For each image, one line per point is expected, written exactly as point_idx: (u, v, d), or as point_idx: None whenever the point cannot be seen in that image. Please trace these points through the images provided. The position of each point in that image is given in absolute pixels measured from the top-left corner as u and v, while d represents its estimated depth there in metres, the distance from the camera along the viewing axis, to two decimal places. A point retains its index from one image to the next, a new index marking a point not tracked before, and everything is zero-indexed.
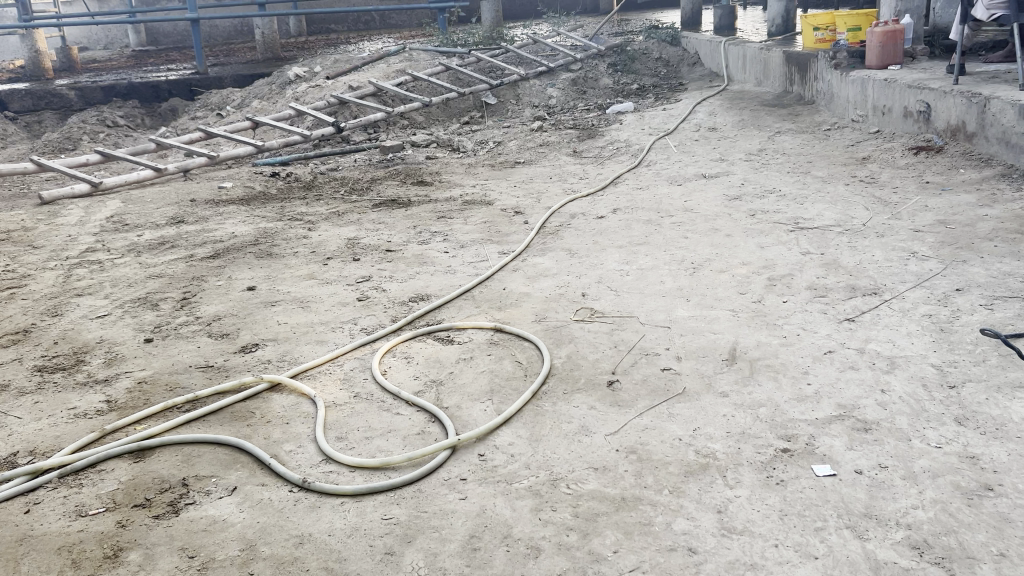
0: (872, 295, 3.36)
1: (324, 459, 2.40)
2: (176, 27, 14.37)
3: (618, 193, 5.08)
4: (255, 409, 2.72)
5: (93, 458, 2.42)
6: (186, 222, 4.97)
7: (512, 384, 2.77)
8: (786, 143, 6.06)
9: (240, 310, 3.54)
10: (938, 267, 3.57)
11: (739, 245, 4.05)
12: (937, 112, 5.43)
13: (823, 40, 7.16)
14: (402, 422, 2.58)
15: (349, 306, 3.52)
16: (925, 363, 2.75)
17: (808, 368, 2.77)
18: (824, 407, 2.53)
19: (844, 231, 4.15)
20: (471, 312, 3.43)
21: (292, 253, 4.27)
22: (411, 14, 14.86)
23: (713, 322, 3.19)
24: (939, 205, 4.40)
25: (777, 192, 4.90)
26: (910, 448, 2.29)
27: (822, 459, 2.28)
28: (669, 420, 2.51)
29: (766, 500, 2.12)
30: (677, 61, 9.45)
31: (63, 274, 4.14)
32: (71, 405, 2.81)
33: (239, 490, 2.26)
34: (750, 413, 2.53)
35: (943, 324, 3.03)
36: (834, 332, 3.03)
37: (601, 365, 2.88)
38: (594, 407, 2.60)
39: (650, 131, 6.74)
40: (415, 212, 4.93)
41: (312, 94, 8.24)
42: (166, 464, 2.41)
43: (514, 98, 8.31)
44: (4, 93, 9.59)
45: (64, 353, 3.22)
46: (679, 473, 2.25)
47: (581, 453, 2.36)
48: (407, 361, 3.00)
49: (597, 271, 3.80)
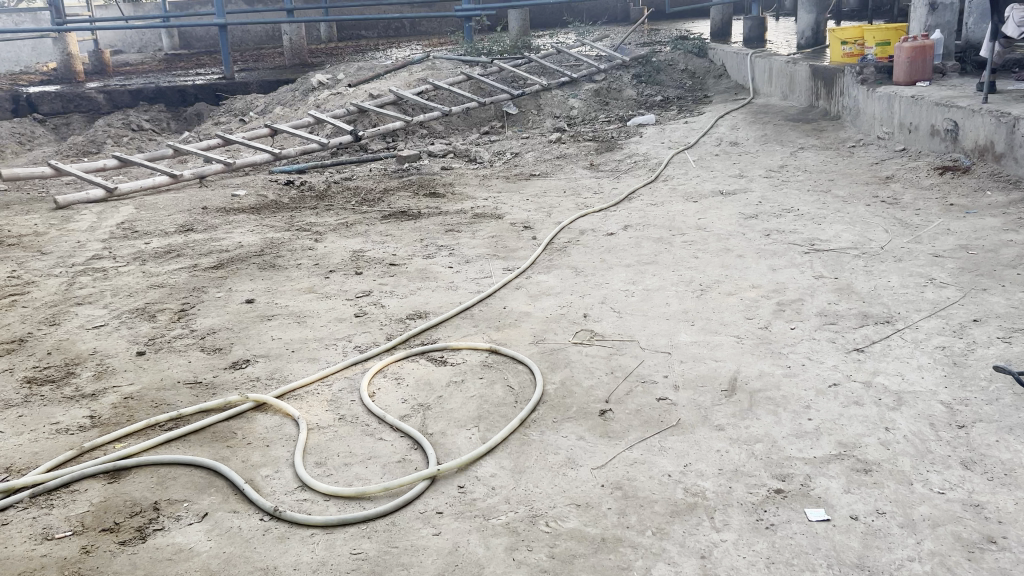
0: (884, 323, 3.23)
1: (300, 486, 2.33)
2: (208, 32, 14.55)
3: (631, 209, 4.98)
4: (237, 430, 2.66)
5: (67, 478, 2.38)
6: (194, 231, 4.95)
7: (501, 411, 2.68)
8: (808, 159, 5.92)
9: (236, 324, 3.49)
10: (956, 295, 3.44)
11: (750, 267, 3.93)
12: (965, 131, 5.27)
13: (850, 54, 6.98)
14: (384, 448, 2.50)
15: (345, 322, 3.46)
16: (934, 400, 2.62)
17: (811, 403, 2.65)
18: (824, 445, 2.42)
19: (860, 254, 4.02)
20: (468, 331, 3.35)
21: (295, 265, 4.22)
22: (440, 21, 14.87)
23: (716, 348, 3.08)
24: (961, 228, 4.26)
25: (795, 211, 4.77)
26: (911, 493, 2.17)
27: (816, 502, 2.16)
28: (660, 454, 2.41)
29: (754, 545, 2.02)
30: (703, 73, 9.33)
31: (67, 282, 4.12)
32: (54, 419, 2.77)
33: (210, 517, 2.20)
34: (745, 449, 2.42)
35: (957, 357, 2.90)
36: (840, 363, 2.91)
37: (595, 392, 2.78)
38: (583, 438, 2.50)
39: (670, 145, 6.62)
40: (424, 224, 4.88)
41: (332, 102, 8.23)
42: (141, 486, 2.36)
43: (535, 109, 8.23)
44: (34, 95, 9.70)
45: (56, 365, 3.19)
46: (665, 513, 2.14)
47: (565, 487, 2.27)
48: (397, 383, 2.92)
49: (601, 291, 3.71)
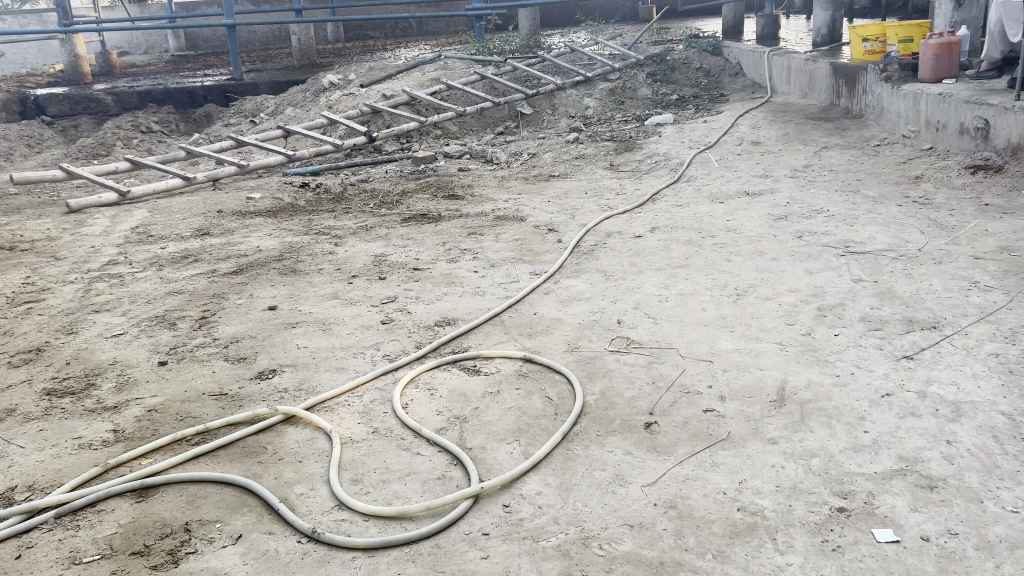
0: (931, 329, 3.12)
1: (337, 505, 2.22)
2: (214, 33, 14.51)
3: (656, 210, 4.87)
4: (267, 445, 2.55)
5: (93, 497, 2.27)
6: (211, 235, 4.85)
7: (541, 424, 2.57)
8: (833, 158, 5.81)
9: (259, 332, 3.39)
10: (1003, 299, 3.32)
11: (786, 270, 3.82)
12: (997, 129, 5.16)
13: (872, 51, 6.84)
14: (423, 464, 2.40)
15: (372, 330, 3.35)
16: (994, 411, 2.51)
17: (865, 414, 2.54)
18: (884, 459, 2.31)
19: (898, 256, 3.91)
20: (500, 339, 3.24)
21: (317, 270, 4.11)
22: (448, 21, 14.78)
23: (759, 356, 2.97)
24: (1000, 229, 4.14)
25: (826, 212, 4.66)
26: (983, 512, 2.06)
27: (883, 522, 2.05)
28: (712, 470, 2.30)
29: (822, 569, 1.91)
30: (718, 71, 9.20)
31: (83, 288, 4.03)
32: (76, 434, 2.67)
33: (244, 540, 2.10)
34: (801, 464, 2.31)
35: (1013, 365, 2.78)
36: (891, 372, 2.80)
37: (637, 404, 2.67)
38: (630, 453, 2.40)
39: (690, 144, 6.50)
40: (445, 228, 4.77)
41: (345, 102, 8.14)
42: (170, 505, 2.25)
43: (550, 108, 8.12)
44: (42, 97, 9.62)
45: (75, 376, 3.09)
46: (724, 534, 2.04)
47: (616, 507, 2.16)
48: (429, 395, 2.82)
49: (633, 296, 3.60)
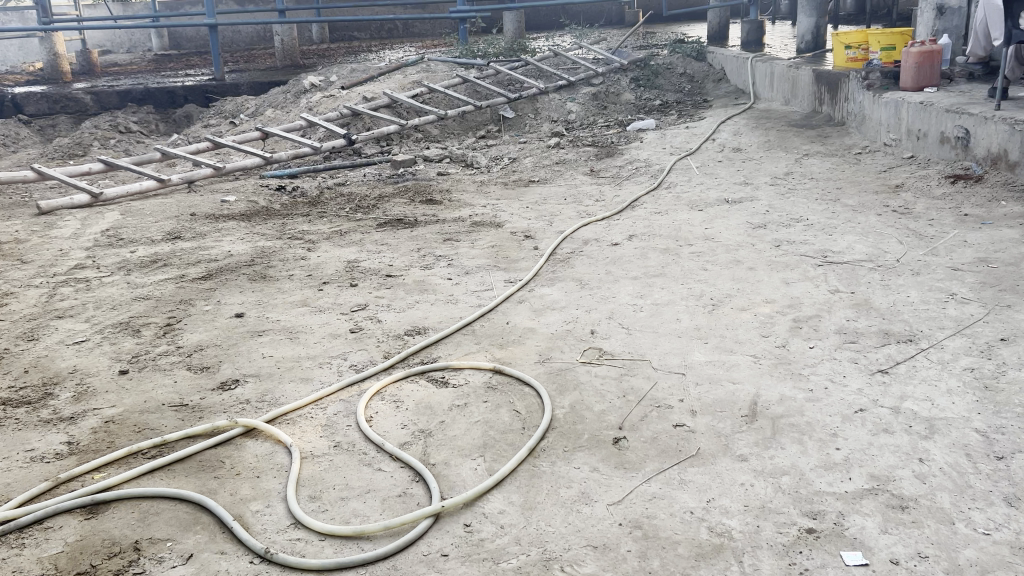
0: (907, 342, 3.07)
1: (293, 523, 2.15)
2: (197, 32, 14.40)
3: (635, 217, 4.82)
4: (226, 459, 2.48)
5: (40, 514, 2.20)
6: (182, 239, 4.76)
7: (507, 439, 2.51)
8: (815, 166, 5.77)
9: (224, 340, 3.31)
10: (980, 312, 3.28)
11: (763, 279, 3.78)
12: (977, 138, 5.13)
13: (854, 59, 6.84)
14: (384, 480, 2.33)
15: (340, 338, 3.29)
16: (968, 428, 2.47)
17: (837, 431, 2.49)
18: (855, 478, 2.26)
19: (876, 267, 3.87)
20: (470, 349, 3.18)
21: (287, 276, 4.04)
22: (434, 23, 14.71)
23: (732, 369, 2.92)
24: (979, 239, 4.11)
25: (805, 221, 4.62)
26: (954, 534, 2.01)
27: (852, 544, 2.00)
28: (681, 489, 2.24)
29: None
30: (701, 77, 9.18)
31: (47, 293, 3.94)
32: (28, 446, 2.58)
33: (195, 559, 2.03)
34: (771, 482, 2.26)
35: (987, 380, 2.74)
36: (865, 387, 2.75)
37: (607, 418, 2.62)
38: (597, 469, 2.34)
39: (671, 150, 6.47)
40: (421, 233, 4.71)
41: (325, 104, 8.07)
42: (121, 523, 2.18)
43: (532, 113, 8.07)
44: (20, 96, 9.48)
45: (33, 384, 3.00)
46: (689, 557, 1.98)
47: (580, 527, 2.10)
48: (395, 407, 2.75)
49: (608, 305, 3.54)
